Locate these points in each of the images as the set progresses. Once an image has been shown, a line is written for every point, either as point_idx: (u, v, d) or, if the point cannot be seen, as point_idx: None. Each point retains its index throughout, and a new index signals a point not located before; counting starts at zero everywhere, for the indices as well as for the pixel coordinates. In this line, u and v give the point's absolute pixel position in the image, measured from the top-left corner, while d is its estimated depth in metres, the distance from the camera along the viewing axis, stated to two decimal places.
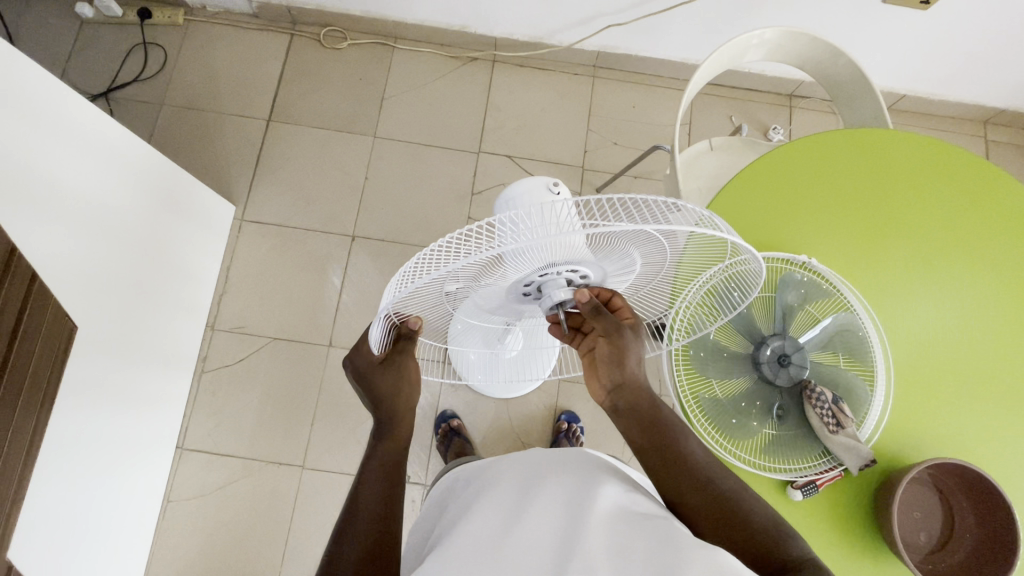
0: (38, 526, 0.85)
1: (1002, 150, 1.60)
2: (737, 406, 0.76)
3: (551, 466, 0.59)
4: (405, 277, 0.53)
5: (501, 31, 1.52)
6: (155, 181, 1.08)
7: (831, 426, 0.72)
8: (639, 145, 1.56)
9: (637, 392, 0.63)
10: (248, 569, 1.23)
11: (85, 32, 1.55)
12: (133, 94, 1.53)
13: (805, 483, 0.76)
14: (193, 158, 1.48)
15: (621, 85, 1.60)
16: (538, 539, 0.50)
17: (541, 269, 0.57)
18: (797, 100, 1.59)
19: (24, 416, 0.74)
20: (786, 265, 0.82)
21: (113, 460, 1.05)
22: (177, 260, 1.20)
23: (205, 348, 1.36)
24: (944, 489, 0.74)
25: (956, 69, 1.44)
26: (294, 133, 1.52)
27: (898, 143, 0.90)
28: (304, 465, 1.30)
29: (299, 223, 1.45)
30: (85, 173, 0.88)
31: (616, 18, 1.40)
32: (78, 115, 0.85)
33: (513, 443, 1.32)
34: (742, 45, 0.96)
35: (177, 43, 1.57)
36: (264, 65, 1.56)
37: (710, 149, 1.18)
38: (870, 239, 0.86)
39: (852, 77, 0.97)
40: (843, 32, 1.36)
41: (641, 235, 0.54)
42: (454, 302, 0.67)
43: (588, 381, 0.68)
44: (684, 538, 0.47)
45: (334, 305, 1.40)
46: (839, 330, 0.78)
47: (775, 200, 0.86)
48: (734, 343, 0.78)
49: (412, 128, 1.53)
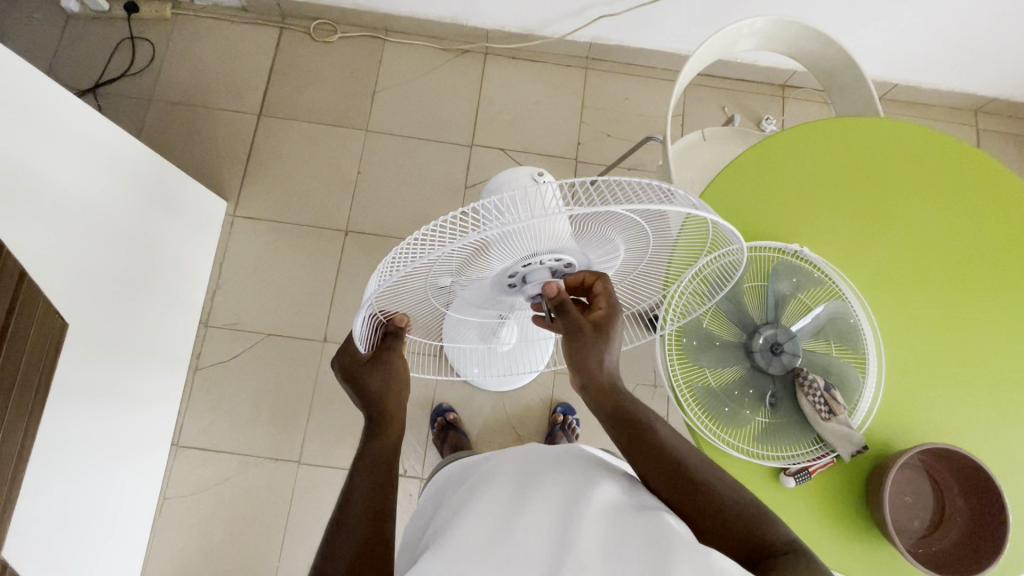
0: (33, 525, 0.85)
1: (995, 138, 1.60)
2: (730, 395, 0.76)
3: (546, 466, 0.58)
4: (388, 269, 0.53)
5: (492, 23, 1.51)
6: (144, 179, 1.07)
7: (824, 413, 0.73)
8: (633, 137, 1.56)
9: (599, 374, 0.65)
10: (246, 563, 1.24)
11: (71, 27, 1.54)
12: (122, 90, 1.51)
13: (798, 470, 0.76)
14: (184, 153, 1.48)
15: (614, 77, 1.60)
16: (531, 544, 0.49)
17: (525, 258, 0.58)
18: (791, 90, 1.59)
19: (17, 414, 0.73)
20: (778, 254, 0.83)
21: (107, 458, 1.04)
22: (168, 256, 1.19)
23: (199, 346, 1.36)
24: (935, 473, 0.75)
25: (949, 58, 1.44)
26: (285, 127, 1.51)
27: (883, 130, 0.90)
28: (300, 460, 1.30)
29: (292, 218, 1.45)
30: (75, 170, 0.87)
31: (608, 8, 1.39)
32: (68, 114, 0.85)
33: (509, 436, 1.32)
34: (733, 35, 0.95)
35: (164, 37, 1.55)
36: (253, 59, 1.55)
37: (703, 139, 1.18)
38: (868, 224, 0.86)
39: (844, 65, 0.97)
40: (834, 22, 1.36)
41: (626, 221, 0.54)
42: (443, 297, 0.67)
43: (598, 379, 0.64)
44: (677, 540, 0.46)
45: (328, 300, 1.40)
46: (831, 317, 0.79)
47: (765, 190, 0.86)
48: (726, 331, 0.79)
49: (405, 120, 1.53)
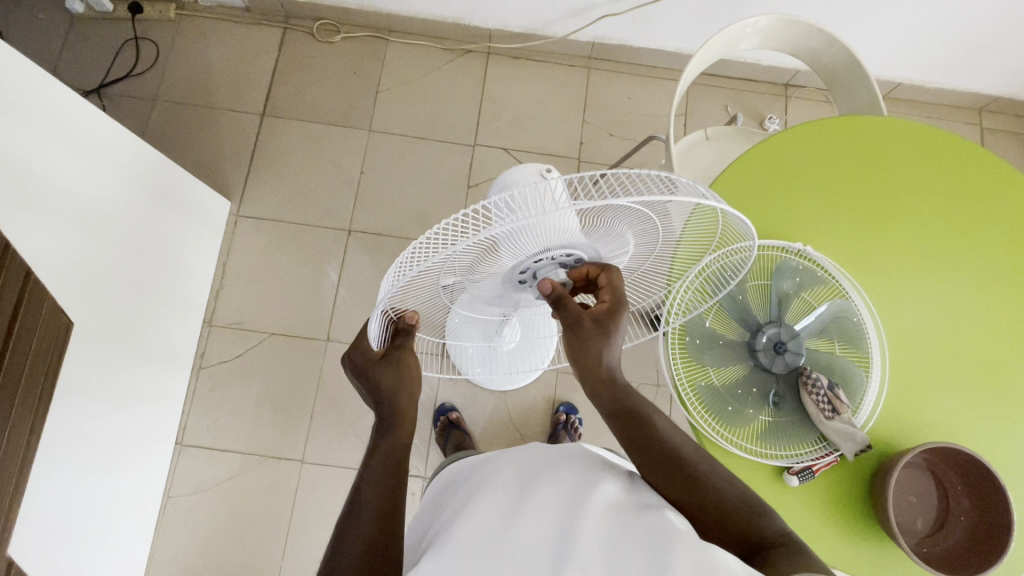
0: (38, 522, 0.85)
1: (1000, 137, 1.60)
2: (733, 393, 0.76)
3: (551, 464, 0.59)
4: (399, 269, 0.53)
5: (495, 23, 1.51)
6: (149, 178, 1.07)
7: (827, 413, 0.73)
8: (636, 136, 1.56)
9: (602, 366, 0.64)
10: (249, 561, 1.24)
11: (76, 27, 1.54)
12: (127, 90, 1.52)
13: (803, 469, 0.76)
14: (188, 153, 1.48)
15: (617, 76, 1.60)
16: (537, 539, 0.49)
17: (536, 254, 0.58)
18: (795, 89, 1.59)
19: (23, 412, 0.74)
20: (783, 253, 0.82)
21: (111, 456, 1.04)
22: (172, 255, 1.19)
23: (203, 344, 1.36)
24: (938, 472, 0.75)
25: (954, 56, 1.44)
26: (289, 127, 1.51)
27: (889, 126, 0.90)
28: (304, 458, 1.30)
29: (295, 218, 1.45)
30: (80, 170, 0.87)
31: (610, 8, 1.40)
32: (73, 114, 0.85)
33: (511, 435, 1.32)
34: (737, 34, 0.95)
35: (168, 37, 1.56)
36: (256, 59, 1.55)
37: (706, 139, 1.18)
38: (874, 220, 0.86)
39: (848, 64, 0.97)
40: (838, 21, 1.36)
41: (636, 214, 0.54)
42: (450, 295, 0.68)
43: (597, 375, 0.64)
44: (681, 536, 0.47)
45: (331, 299, 1.40)
46: (834, 316, 0.79)
47: (771, 187, 0.86)
48: (729, 331, 0.79)
49: (408, 120, 1.53)
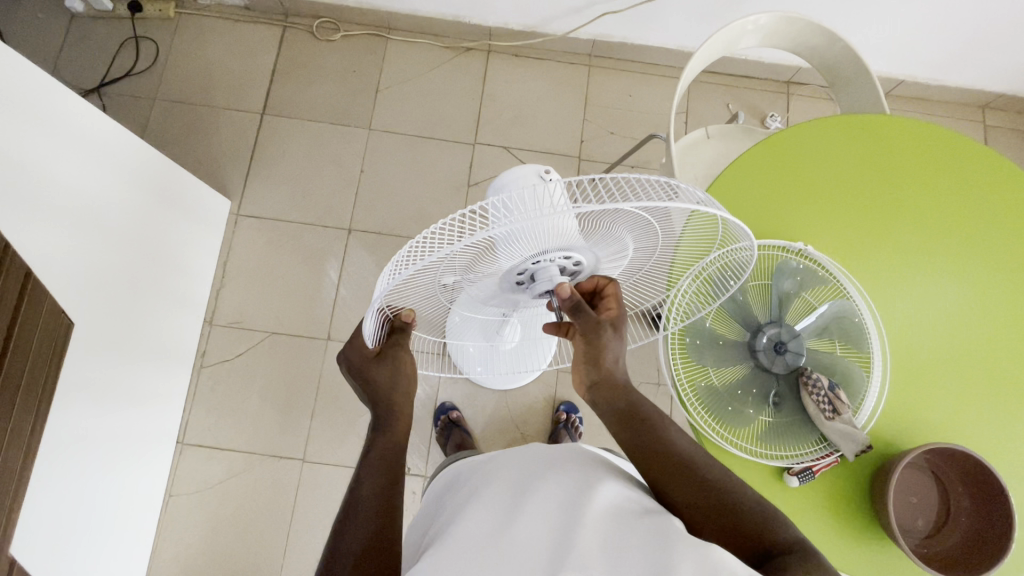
0: (40, 523, 0.85)
1: (1003, 135, 1.59)
2: (733, 394, 0.76)
3: (551, 465, 0.58)
4: (397, 267, 0.53)
5: (495, 20, 1.51)
6: (149, 178, 1.07)
7: (828, 413, 0.73)
8: (637, 134, 1.56)
9: (614, 384, 0.67)
10: (250, 559, 1.24)
11: (75, 25, 1.54)
12: (127, 89, 1.52)
13: (803, 469, 0.76)
14: (188, 152, 1.48)
15: (617, 74, 1.59)
16: (536, 540, 0.49)
17: (533, 256, 0.57)
18: (797, 87, 1.58)
19: (23, 413, 0.74)
20: (783, 253, 0.82)
21: (112, 456, 1.04)
22: (172, 254, 1.19)
23: (204, 343, 1.36)
24: (940, 473, 0.74)
25: (957, 53, 1.43)
26: (288, 126, 1.51)
27: (893, 125, 0.89)
28: (304, 458, 1.31)
29: (296, 217, 1.45)
30: (80, 171, 0.87)
31: (611, 5, 1.39)
32: (72, 114, 0.85)
33: (512, 434, 1.32)
34: (738, 31, 0.94)
35: (168, 35, 1.56)
36: (256, 58, 1.55)
37: (707, 137, 1.18)
38: (878, 220, 0.86)
39: (850, 62, 0.96)
40: (841, 18, 1.35)
41: (634, 218, 0.54)
42: (448, 295, 0.67)
43: (571, 374, 0.72)
44: (681, 538, 0.47)
45: (331, 298, 1.40)
46: (836, 316, 0.78)
47: (773, 186, 0.85)
48: (728, 331, 0.78)
49: (408, 118, 1.53)
